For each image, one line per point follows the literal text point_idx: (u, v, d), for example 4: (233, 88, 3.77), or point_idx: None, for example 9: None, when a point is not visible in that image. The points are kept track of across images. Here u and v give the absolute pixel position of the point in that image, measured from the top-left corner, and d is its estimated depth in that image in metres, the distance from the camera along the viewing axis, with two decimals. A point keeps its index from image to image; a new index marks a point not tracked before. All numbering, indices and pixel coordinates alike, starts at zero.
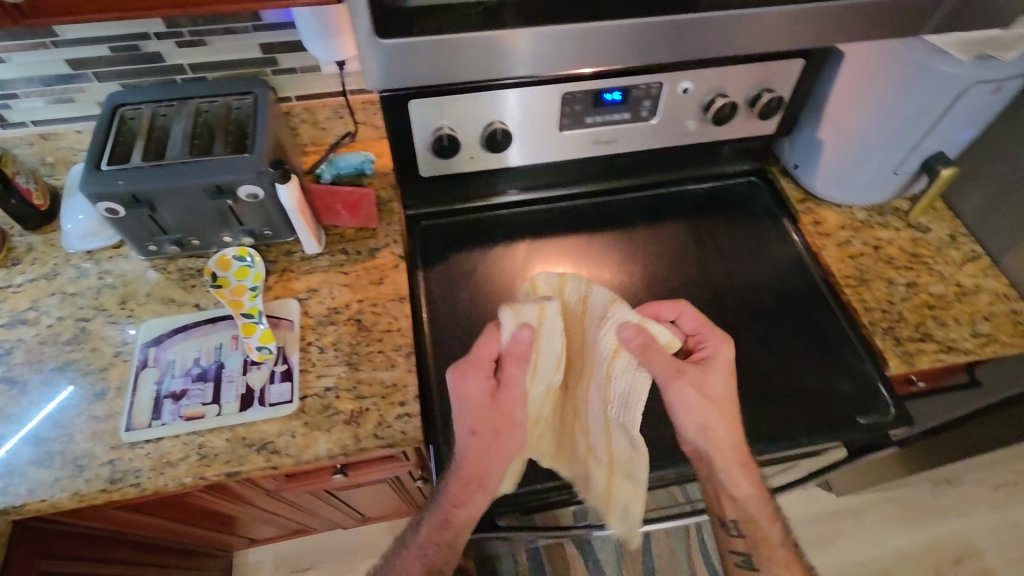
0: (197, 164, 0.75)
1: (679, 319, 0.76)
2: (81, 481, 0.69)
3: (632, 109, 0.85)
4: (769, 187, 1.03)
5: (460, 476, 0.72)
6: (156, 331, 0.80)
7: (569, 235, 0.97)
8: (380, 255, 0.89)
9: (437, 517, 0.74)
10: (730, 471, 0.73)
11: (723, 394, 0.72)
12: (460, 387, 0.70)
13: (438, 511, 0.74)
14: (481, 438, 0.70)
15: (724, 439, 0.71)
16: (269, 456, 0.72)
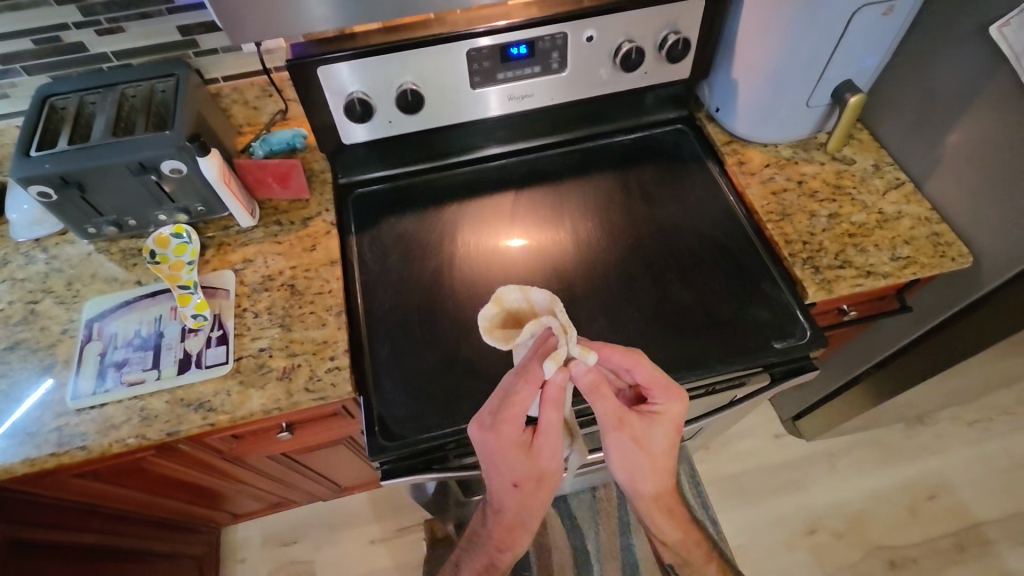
0: (120, 144, 0.79)
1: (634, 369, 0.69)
2: (31, 447, 0.74)
3: (542, 62, 0.87)
4: (696, 133, 1.05)
5: (503, 521, 0.76)
6: (99, 308, 0.84)
7: (499, 194, 0.99)
8: (313, 224, 0.93)
9: (480, 559, 0.81)
10: (660, 519, 0.82)
11: (663, 448, 0.74)
12: (494, 438, 0.66)
13: (484, 553, 0.80)
14: (523, 489, 0.71)
15: (652, 489, 0.76)
16: (206, 413, 0.76)
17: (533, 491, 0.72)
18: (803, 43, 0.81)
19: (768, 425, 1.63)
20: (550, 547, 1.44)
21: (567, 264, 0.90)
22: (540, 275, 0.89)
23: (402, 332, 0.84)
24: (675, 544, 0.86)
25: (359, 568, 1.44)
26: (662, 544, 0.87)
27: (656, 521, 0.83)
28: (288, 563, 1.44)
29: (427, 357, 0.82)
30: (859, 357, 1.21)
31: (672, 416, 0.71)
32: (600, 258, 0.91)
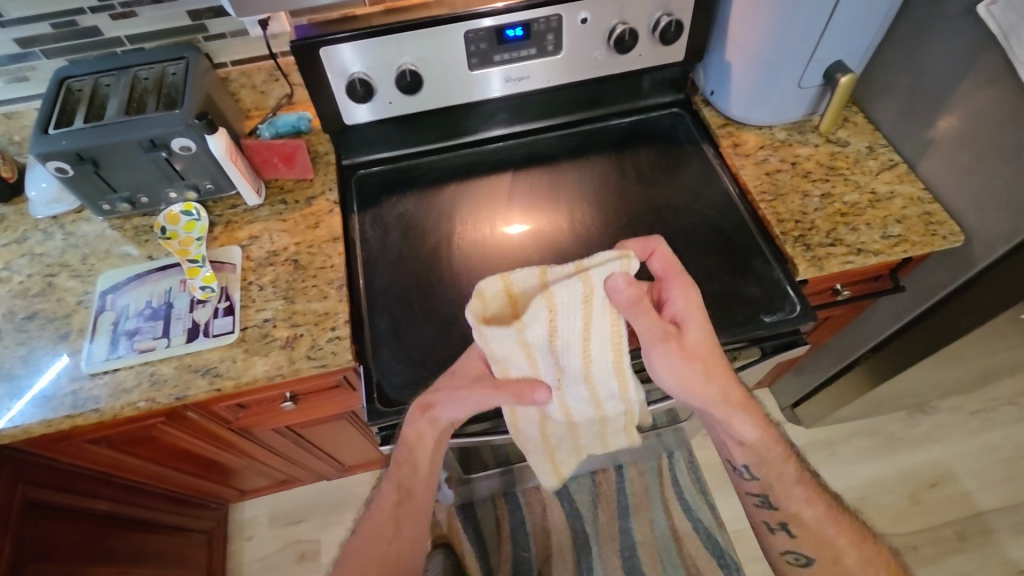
0: (131, 122, 0.82)
1: (651, 258, 0.73)
2: (48, 408, 0.77)
3: (537, 44, 0.89)
4: (692, 116, 1.07)
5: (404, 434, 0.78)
6: (112, 281, 0.88)
7: (497, 175, 1.02)
8: (316, 203, 0.96)
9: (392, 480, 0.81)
10: (733, 419, 0.75)
11: (703, 347, 0.71)
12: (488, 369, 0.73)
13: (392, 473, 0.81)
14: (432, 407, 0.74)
15: (718, 393, 0.72)
16: (213, 378, 0.79)
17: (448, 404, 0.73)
18: (794, 22, 0.83)
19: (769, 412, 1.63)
20: (549, 529, 1.46)
21: (563, 243, 0.92)
22: (535, 253, 0.92)
23: (401, 306, 0.87)
24: (755, 444, 0.78)
25: None
26: (739, 446, 0.78)
27: (736, 427, 0.76)
28: (294, 541, 1.48)
29: (424, 330, 0.84)
30: (856, 341, 1.22)
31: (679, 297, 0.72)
32: (595, 236, 0.93)
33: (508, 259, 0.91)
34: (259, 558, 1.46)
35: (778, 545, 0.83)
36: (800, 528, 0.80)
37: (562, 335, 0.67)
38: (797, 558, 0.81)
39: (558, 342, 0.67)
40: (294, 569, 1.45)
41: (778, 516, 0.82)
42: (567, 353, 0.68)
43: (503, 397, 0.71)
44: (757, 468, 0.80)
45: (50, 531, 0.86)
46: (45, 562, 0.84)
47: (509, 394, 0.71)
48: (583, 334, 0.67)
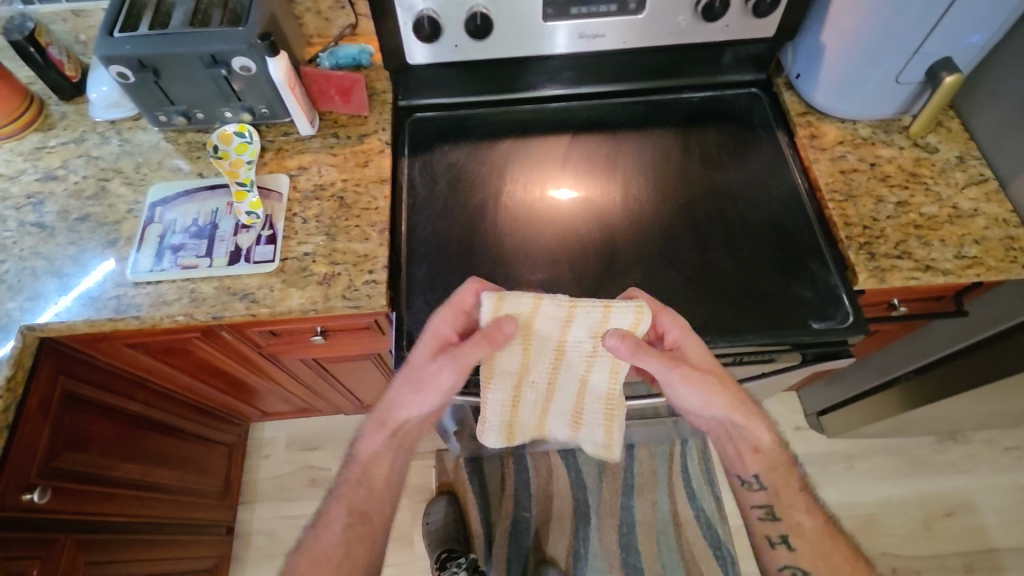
0: (193, 34, 0.81)
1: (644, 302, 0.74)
2: (93, 310, 0.80)
3: (619, 0, 0.84)
4: (771, 99, 1.00)
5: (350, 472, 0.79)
6: (163, 194, 0.88)
7: (551, 135, 0.98)
8: (368, 141, 0.94)
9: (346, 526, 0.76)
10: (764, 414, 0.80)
11: (710, 365, 0.73)
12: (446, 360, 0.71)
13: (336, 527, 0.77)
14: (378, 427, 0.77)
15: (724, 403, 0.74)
16: (249, 304, 0.80)
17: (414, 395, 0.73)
18: (905, 9, 0.75)
19: (790, 415, 1.59)
20: (551, 494, 1.49)
21: (610, 215, 0.89)
22: (581, 222, 0.89)
23: (440, 259, 0.85)
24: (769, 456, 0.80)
25: None
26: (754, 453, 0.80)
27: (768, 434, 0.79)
28: (307, 466, 1.55)
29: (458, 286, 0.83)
30: (900, 359, 1.16)
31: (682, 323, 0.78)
32: (646, 215, 0.89)
33: (551, 224, 0.88)
34: (274, 476, 1.54)
35: (777, 560, 0.81)
36: (783, 511, 0.81)
37: (581, 309, 0.67)
38: (784, 541, 0.81)
39: (574, 320, 0.68)
40: (305, 491, 1.52)
41: (779, 528, 0.82)
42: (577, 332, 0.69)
43: (480, 347, 0.68)
44: (766, 481, 0.81)
45: (86, 424, 0.90)
46: (78, 452, 0.88)
47: (484, 340, 0.68)
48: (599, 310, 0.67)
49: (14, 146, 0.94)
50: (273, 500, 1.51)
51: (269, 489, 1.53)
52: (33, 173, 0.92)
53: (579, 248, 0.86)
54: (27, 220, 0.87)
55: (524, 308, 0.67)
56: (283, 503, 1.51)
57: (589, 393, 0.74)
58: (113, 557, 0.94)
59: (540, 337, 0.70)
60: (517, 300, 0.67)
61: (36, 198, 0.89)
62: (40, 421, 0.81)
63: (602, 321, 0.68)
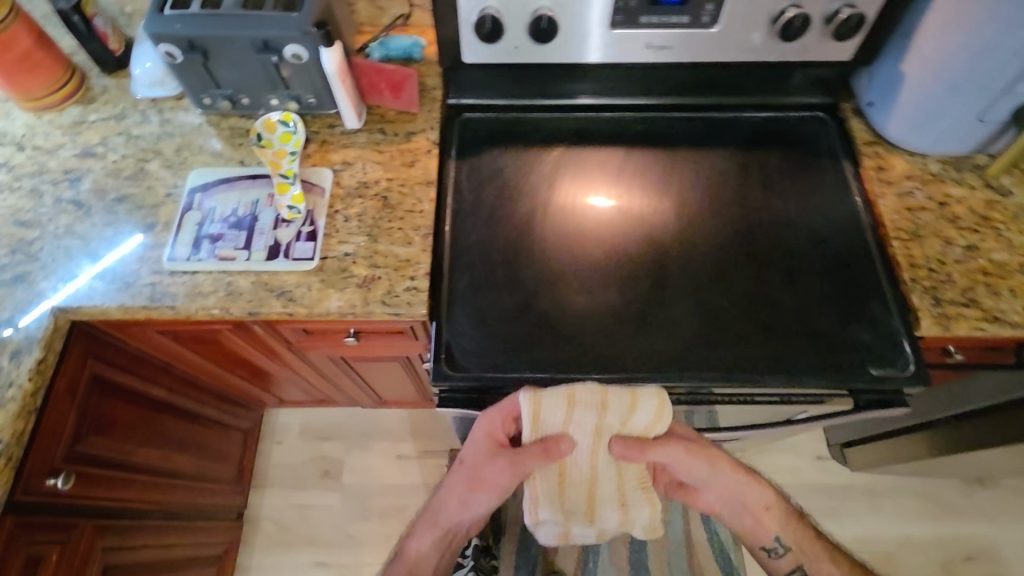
0: (247, 16, 0.77)
1: None
2: (127, 296, 0.78)
3: (692, 12, 0.80)
4: (838, 125, 0.95)
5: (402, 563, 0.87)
6: (202, 180, 0.86)
7: (605, 147, 0.94)
8: (415, 139, 0.91)
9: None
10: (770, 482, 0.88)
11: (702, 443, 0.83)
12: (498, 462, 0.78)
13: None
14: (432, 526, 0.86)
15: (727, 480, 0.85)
16: (286, 302, 0.78)
17: (472, 495, 0.82)
18: (1002, 44, 0.71)
19: (813, 444, 1.56)
20: None
21: (663, 237, 0.86)
22: (631, 242, 0.85)
23: (484, 269, 0.82)
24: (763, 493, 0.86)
25: (385, 478, 1.52)
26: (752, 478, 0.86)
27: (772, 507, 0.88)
28: (319, 456, 1.54)
29: (500, 299, 0.80)
30: (941, 403, 1.12)
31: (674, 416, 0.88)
32: (701, 239, 0.86)
33: (600, 242, 0.85)
34: (286, 463, 1.53)
35: None
36: None
37: (612, 397, 0.72)
38: None
39: (607, 409, 0.72)
40: (316, 481, 1.52)
41: None
42: (610, 420, 0.74)
43: (536, 457, 0.76)
44: None
45: (110, 408, 0.89)
46: (101, 436, 0.87)
47: (539, 452, 0.76)
48: (629, 396, 0.72)
49: (53, 118, 0.92)
50: (284, 487, 1.51)
51: (280, 476, 1.52)
52: (71, 148, 0.89)
53: (628, 269, 0.83)
54: (64, 197, 0.85)
55: (561, 403, 0.71)
56: (294, 491, 1.51)
57: (625, 485, 0.83)
58: (129, 542, 0.93)
59: (578, 425, 0.74)
60: (553, 394, 0.71)
61: (74, 174, 0.87)
62: (67, 405, 0.79)
63: (631, 409, 0.73)
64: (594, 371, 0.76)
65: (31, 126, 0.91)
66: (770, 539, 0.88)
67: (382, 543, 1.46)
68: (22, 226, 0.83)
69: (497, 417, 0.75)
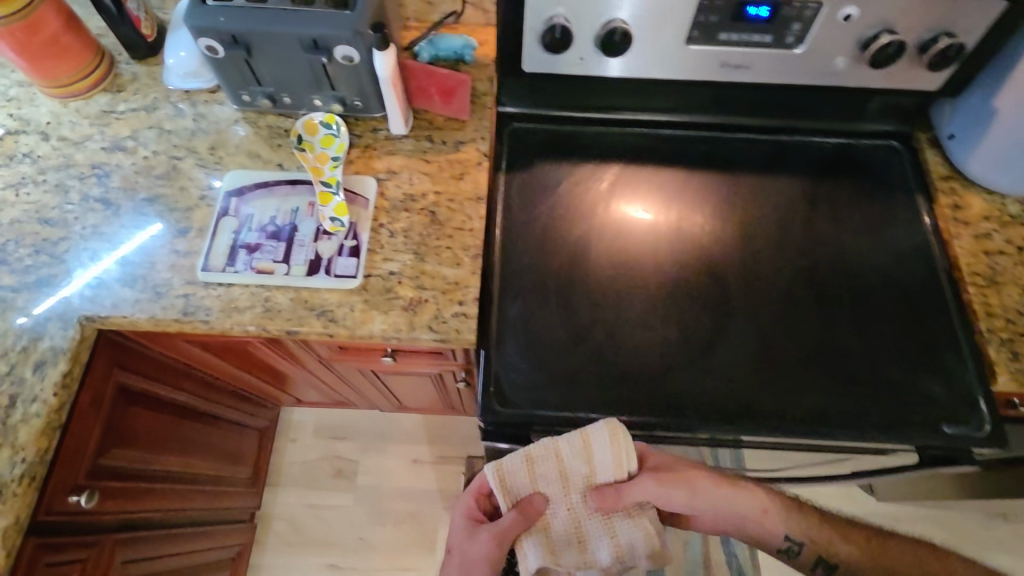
0: (295, 12, 0.71)
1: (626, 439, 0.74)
2: (158, 307, 0.73)
3: (776, 31, 0.74)
4: (911, 156, 0.90)
5: None
6: (239, 183, 0.81)
7: (664, 167, 0.89)
8: (465, 149, 0.85)
9: None
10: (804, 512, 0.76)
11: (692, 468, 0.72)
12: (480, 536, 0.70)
13: None
14: None
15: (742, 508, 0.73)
16: (327, 323, 0.73)
17: None
18: None
19: None
20: None
21: (722, 270, 0.82)
22: (691, 273, 0.81)
23: (537, 297, 0.78)
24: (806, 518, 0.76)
25: (399, 482, 1.49)
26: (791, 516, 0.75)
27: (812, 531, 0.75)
28: (333, 456, 1.51)
29: (554, 331, 0.76)
30: None
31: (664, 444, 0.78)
32: (764, 273, 0.81)
33: (653, 269, 0.81)
34: (299, 462, 1.50)
35: None
36: None
37: (564, 445, 0.68)
38: None
39: (564, 458, 0.69)
40: (329, 482, 1.49)
41: None
42: (573, 467, 0.69)
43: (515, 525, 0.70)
44: None
45: (133, 418, 0.85)
46: (123, 448, 0.83)
47: (517, 515, 0.70)
48: (580, 439, 0.68)
49: (80, 106, 0.86)
50: (297, 486, 1.48)
51: (293, 475, 1.49)
52: (99, 141, 0.84)
53: (689, 305, 0.79)
54: (91, 194, 0.80)
55: (518, 466, 0.69)
56: (307, 491, 1.48)
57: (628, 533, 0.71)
58: (148, 553, 0.90)
59: (545, 482, 0.70)
60: (511, 459, 0.70)
61: (101, 170, 0.82)
62: (91, 417, 0.75)
63: (585, 451, 0.68)
64: (654, 413, 0.72)
65: (57, 114, 0.85)
66: (782, 540, 0.75)
67: (395, 549, 1.43)
68: (47, 225, 0.78)
69: (469, 495, 0.75)
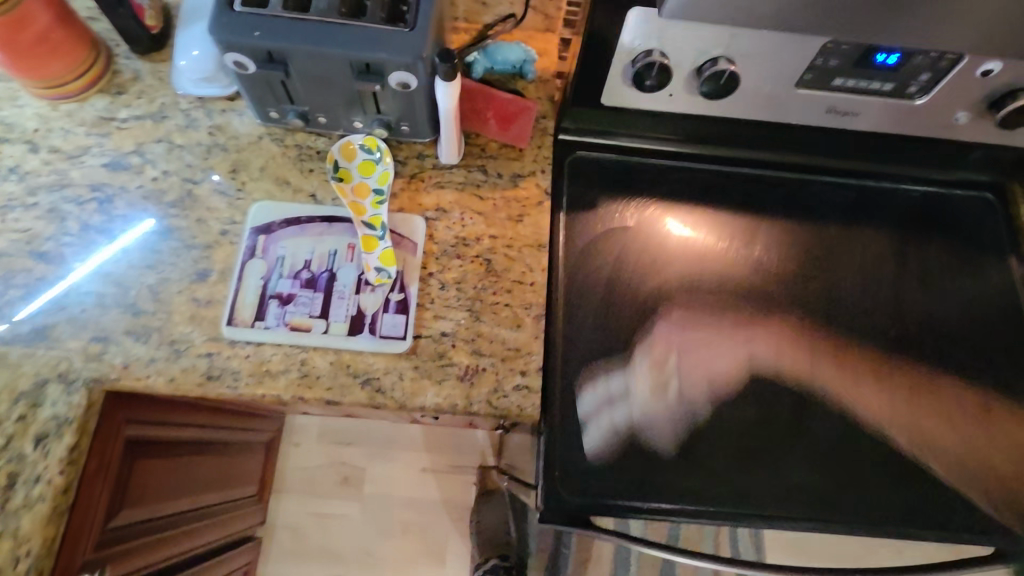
0: (343, 29, 0.59)
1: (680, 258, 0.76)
2: (178, 369, 0.64)
3: (900, 80, 0.64)
4: (1007, 213, 0.82)
5: None
6: (266, 218, 0.70)
7: (740, 212, 0.80)
8: (524, 185, 0.75)
9: None
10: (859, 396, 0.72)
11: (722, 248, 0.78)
12: None
13: None
14: None
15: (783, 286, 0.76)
16: (373, 394, 0.65)
17: None
18: None
19: None
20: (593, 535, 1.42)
21: (802, 335, 0.74)
22: (770, 341, 0.74)
23: (606, 366, 0.70)
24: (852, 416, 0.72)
25: (407, 491, 1.45)
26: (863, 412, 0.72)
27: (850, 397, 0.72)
28: (340, 462, 1.45)
29: (622, 409, 0.69)
30: None
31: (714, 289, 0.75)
32: (848, 343, 0.74)
33: (729, 330, 0.74)
34: (306, 467, 1.45)
35: None
36: None
37: (630, 213, 0.78)
38: None
39: (641, 222, 0.78)
40: (337, 489, 1.44)
41: None
42: (649, 225, 0.78)
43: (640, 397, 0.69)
44: None
45: (143, 472, 0.77)
46: (133, 506, 0.76)
47: None
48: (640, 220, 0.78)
49: (73, 110, 0.73)
50: (303, 492, 1.43)
51: (300, 480, 1.44)
52: (98, 155, 0.71)
53: (766, 378, 0.72)
54: (91, 223, 0.68)
55: (605, 235, 0.76)
56: (313, 498, 1.43)
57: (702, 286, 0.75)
58: None
59: (626, 244, 0.76)
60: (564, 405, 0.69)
61: (102, 193, 0.70)
62: (100, 485, 0.67)
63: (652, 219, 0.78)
64: (730, 505, 0.68)
65: (45, 118, 0.72)
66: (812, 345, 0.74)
67: (402, 559, 1.41)
68: (41, 260, 0.67)
69: None
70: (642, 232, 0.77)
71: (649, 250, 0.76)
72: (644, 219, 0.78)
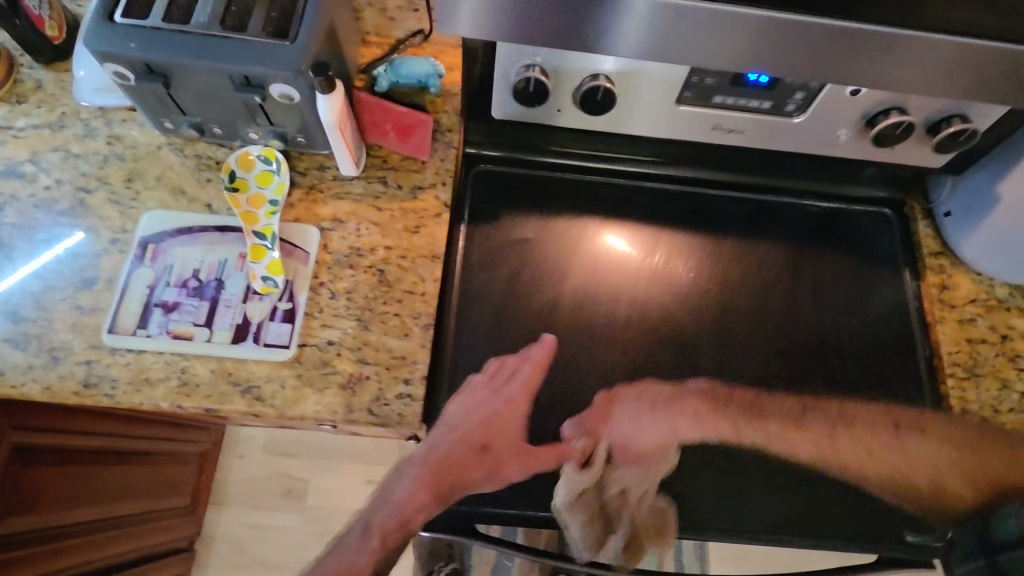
0: (225, 42, 0.61)
1: (608, 271, 0.78)
2: (55, 376, 0.63)
3: (776, 98, 0.66)
4: (902, 228, 0.84)
5: None
6: (158, 226, 0.70)
7: (642, 224, 0.81)
8: (422, 197, 0.76)
9: None
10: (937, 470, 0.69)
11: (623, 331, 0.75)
12: None
13: None
14: None
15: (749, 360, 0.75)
16: (252, 402, 0.64)
17: None
18: None
19: None
20: None
21: (689, 350, 0.75)
22: (652, 352, 0.74)
23: (494, 371, 0.71)
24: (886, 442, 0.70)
25: (346, 504, 1.43)
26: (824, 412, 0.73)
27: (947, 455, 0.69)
28: (277, 474, 1.44)
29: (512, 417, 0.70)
30: None
31: (616, 295, 0.76)
32: (740, 357, 0.75)
33: (622, 339, 0.74)
34: (244, 479, 1.43)
35: None
36: None
37: (554, 229, 0.79)
38: None
39: (557, 240, 0.79)
40: (274, 502, 1.42)
41: None
42: (578, 241, 0.79)
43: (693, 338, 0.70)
44: None
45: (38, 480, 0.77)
46: (25, 514, 0.76)
47: None
48: (566, 237, 0.79)
49: None
50: (239, 505, 1.42)
51: (237, 491, 1.42)
52: None
53: (656, 403, 0.72)
54: None
55: (511, 245, 0.77)
56: (250, 512, 1.41)
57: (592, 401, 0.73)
58: None
59: (552, 258, 0.77)
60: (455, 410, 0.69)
61: None
62: None
63: (588, 236, 0.79)
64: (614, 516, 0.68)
65: None
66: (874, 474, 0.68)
67: None
68: None
69: None
70: (567, 249, 0.78)
71: (571, 265, 0.77)
72: (576, 237, 0.79)
